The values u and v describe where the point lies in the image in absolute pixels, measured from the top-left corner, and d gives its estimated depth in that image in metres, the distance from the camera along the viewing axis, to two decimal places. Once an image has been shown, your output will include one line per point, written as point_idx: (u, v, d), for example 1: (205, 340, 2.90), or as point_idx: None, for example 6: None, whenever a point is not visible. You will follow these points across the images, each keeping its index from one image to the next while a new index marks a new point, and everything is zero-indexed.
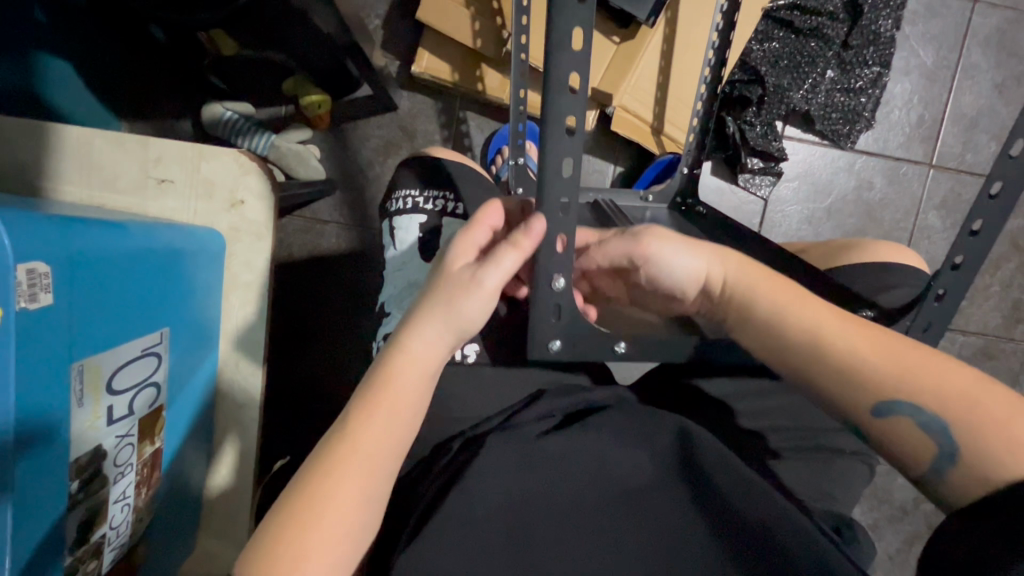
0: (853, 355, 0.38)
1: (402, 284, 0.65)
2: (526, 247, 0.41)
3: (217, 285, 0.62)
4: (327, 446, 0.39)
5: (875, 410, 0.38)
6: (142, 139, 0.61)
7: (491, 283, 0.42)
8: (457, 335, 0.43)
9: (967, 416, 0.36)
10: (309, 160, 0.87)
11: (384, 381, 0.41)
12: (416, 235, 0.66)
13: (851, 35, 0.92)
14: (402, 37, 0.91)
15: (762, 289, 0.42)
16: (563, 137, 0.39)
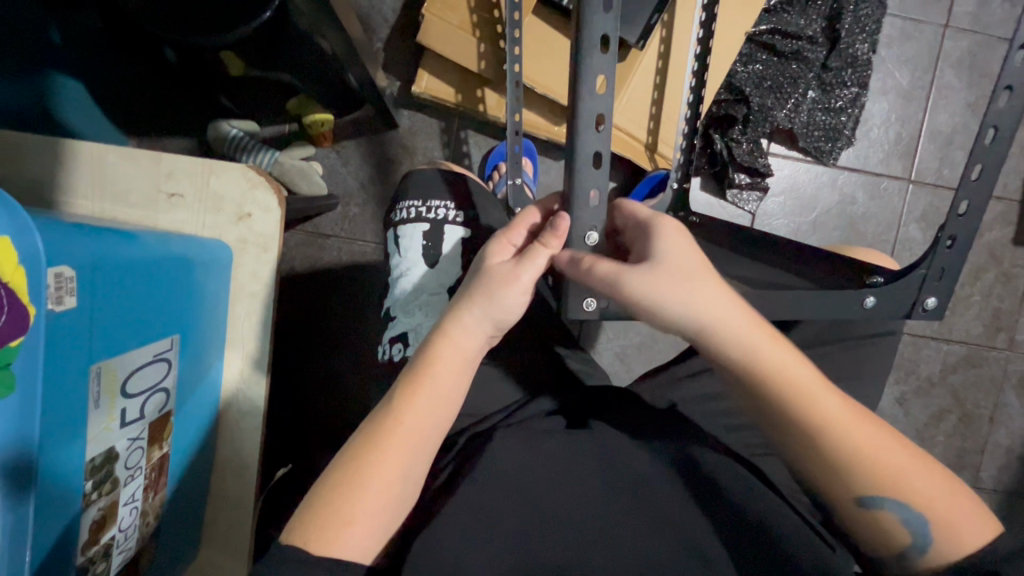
0: (861, 458, 0.41)
1: (407, 290, 0.68)
2: (555, 246, 0.48)
3: (225, 294, 0.64)
4: (373, 424, 0.44)
5: (859, 501, 0.41)
6: (154, 155, 0.64)
7: (524, 278, 0.47)
8: (494, 326, 0.47)
9: (939, 509, 0.40)
10: (312, 176, 0.90)
11: (426, 368, 0.45)
12: (419, 244, 0.68)
13: (830, 58, 0.97)
14: (403, 58, 0.95)
15: (777, 366, 0.43)
16: (591, 129, 0.47)
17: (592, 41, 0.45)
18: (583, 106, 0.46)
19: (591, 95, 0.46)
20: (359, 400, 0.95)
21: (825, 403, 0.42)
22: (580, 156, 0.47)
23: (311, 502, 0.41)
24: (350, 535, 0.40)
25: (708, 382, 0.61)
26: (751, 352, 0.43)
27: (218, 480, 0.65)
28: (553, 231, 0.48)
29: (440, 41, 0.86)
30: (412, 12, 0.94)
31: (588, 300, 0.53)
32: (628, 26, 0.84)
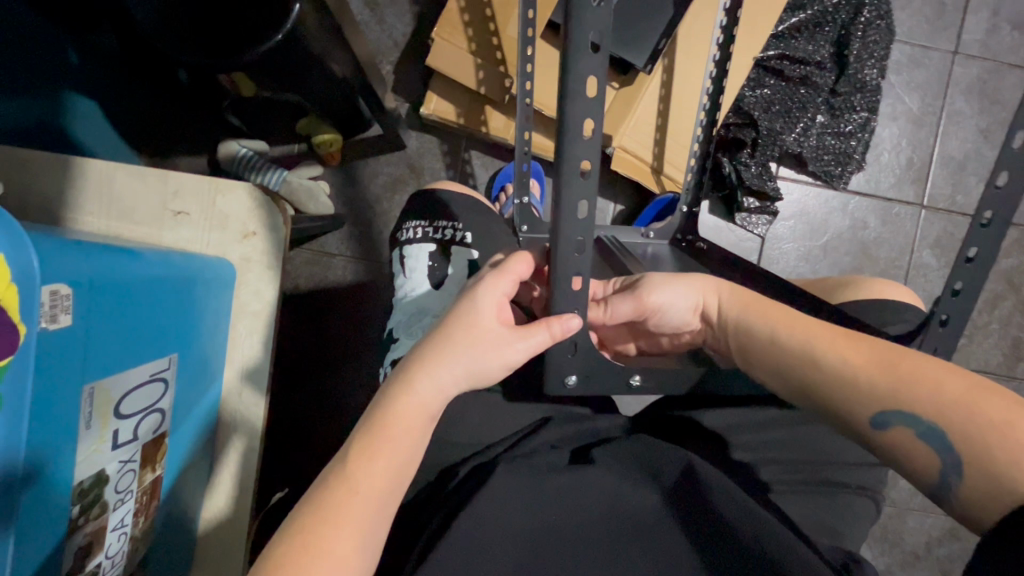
0: (843, 368, 0.40)
1: (411, 312, 0.67)
2: (557, 333, 0.45)
3: (227, 313, 0.64)
4: (325, 488, 0.39)
5: (873, 423, 0.39)
6: (161, 173, 0.64)
7: (513, 354, 0.44)
8: (465, 384, 0.44)
9: (952, 411, 0.36)
10: (319, 196, 0.90)
11: (385, 426, 0.42)
12: (425, 264, 0.68)
13: (838, 83, 0.96)
14: (413, 80, 0.96)
15: (743, 308, 0.47)
16: (575, 219, 0.42)
17: (578, 127, 0.39)
18: (566, 194, 0.41)
19: (576, 179, 0.41)
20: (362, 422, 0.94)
21: (790, 329, 0.44)
22: (563, 243, 0.43)
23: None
24: None
25: (721, 413, 0.58)
26: (717, 304, 0.49)
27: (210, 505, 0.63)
28: (557, 318, 0.45)
29: (450, 63, 0.86)
30: (423, 34, 0.95)
31: (568, 376, 0.49)
32: (636, 50, 0.85)
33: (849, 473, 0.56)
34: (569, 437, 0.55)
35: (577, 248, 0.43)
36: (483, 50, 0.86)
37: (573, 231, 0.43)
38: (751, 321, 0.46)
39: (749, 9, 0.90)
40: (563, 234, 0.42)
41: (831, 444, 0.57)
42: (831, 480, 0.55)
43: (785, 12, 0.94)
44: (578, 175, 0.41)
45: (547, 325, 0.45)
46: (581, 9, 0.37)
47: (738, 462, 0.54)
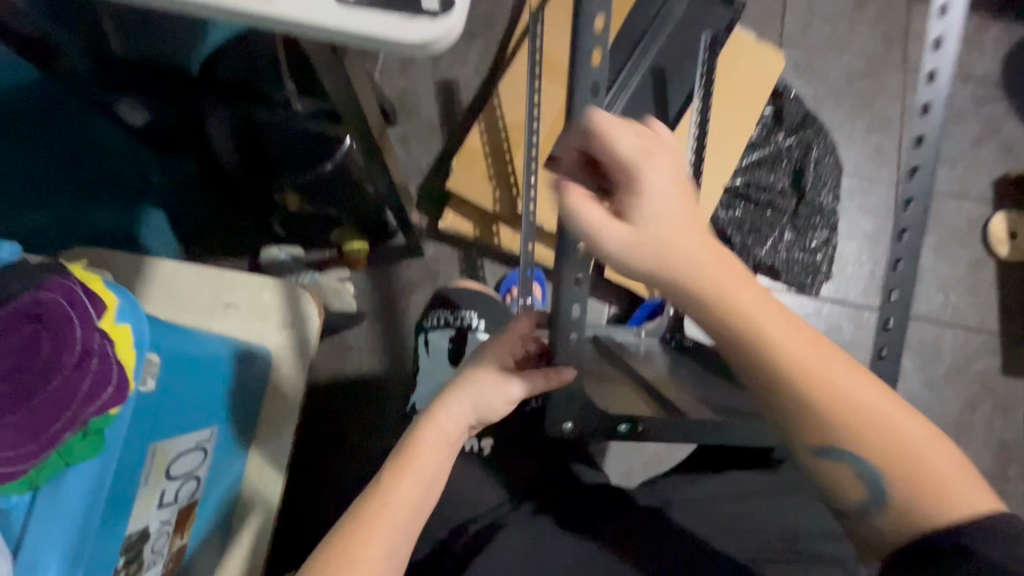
0: (817, 400, 0.39)
1: (433, 384, 0.78)
2: (553, 383, 0.51)
3: (259, 395, 0.71)
4: (365, 500, 0.48)
5: (817, 450, 0.40)
6: (219, 270, 0.75)
7: (513, 390, 0.53)
8: (475, 415, 0.54)
9: (903, 459, 0.38)
10: (343, 294, 1.02)
11: (411, 450, 0.51)
12: (446, 346, 0.78)
13: (799, 206, 1.12)
14: (433, 199, 1.12)
15: (724, 292, 0.38)
16: (572, 287, 0.47)
17: None
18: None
19: None
20: None
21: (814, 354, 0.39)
22: (563, 309, 0.48)
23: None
24: None
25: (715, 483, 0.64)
26: (690, 269, 0.38)
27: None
28: (556, 370, 0.52)
29: (467, 187, 1.03)
30: (443, 163, 1.13)
31: (567, 420, 0.56)
32: None
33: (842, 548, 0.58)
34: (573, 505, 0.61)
35: (575, 312, 0.49)
36: (498, 176, 1.03)
37: (571, 299, 0.48)
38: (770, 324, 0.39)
39: (715, 148, 1.08)
40: (563, 303, 0.48)
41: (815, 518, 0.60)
42: None
43: (747, 150, 1.12)
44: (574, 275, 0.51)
45: (545, 374, 0.52)
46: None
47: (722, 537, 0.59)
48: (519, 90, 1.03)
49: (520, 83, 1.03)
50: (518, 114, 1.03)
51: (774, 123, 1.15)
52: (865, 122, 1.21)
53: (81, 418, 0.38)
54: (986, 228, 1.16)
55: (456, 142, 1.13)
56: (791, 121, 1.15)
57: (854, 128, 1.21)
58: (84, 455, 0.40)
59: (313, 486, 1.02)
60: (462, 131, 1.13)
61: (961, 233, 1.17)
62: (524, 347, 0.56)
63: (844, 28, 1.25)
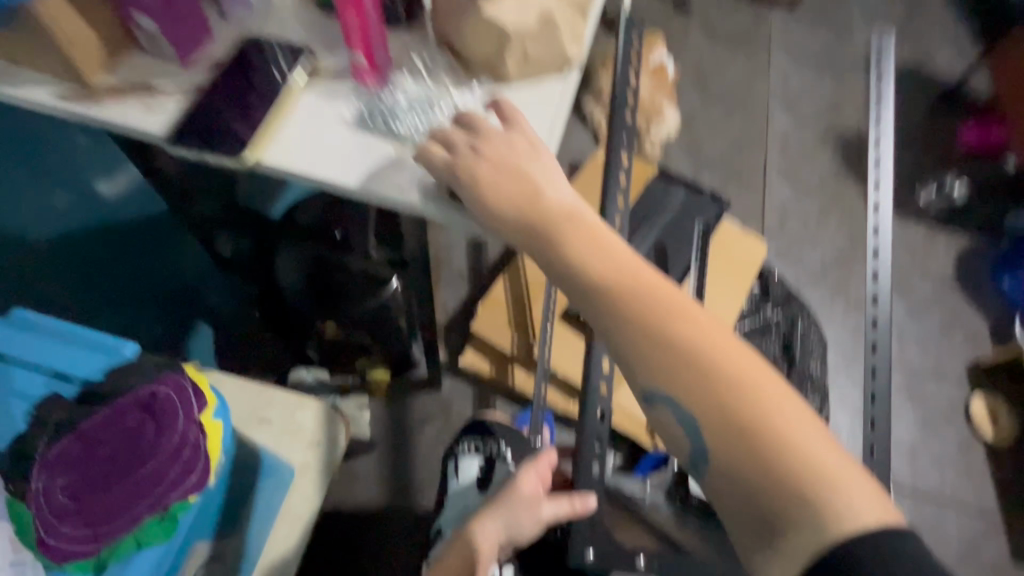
0: (659, 350, 0.41)
1: (457, 510, 0.78)
2: (577, 508, 0.56)
3: (275, 514, 0.73)
4: None
5: (644, 394, 0.42)
6: (261, 387, 0.81)
7: (546, 514, 0.56)
8: (506, 536, 0.58)
9: (759, 421, 0.38)
10: (359, 420, 1.08)
11: None
12: (475, 473, 0.80)
13: (790, 374, 1.21)
14: (455, 338, 1.23)
15: (585, 261, 0.45)
16: (595, 421, 0.57)
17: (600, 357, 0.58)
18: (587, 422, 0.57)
19: (595, 399, 0.58)
20: None
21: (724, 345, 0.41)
22: (586, 440, 0.57)
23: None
24: None
25: None
26: (560, 241, 0.46)
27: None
28: (579, 498, 0.57)
29: (490, 331, 1.14)
30: (469, 306, 1.26)
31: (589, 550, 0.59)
32: None
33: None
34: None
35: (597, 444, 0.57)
36: (518, 323, 1.14)
37: (592, 432, 0.57)
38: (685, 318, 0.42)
39: None
40: (588, 429, 0.57)
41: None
42: None
43: (739, 320, 1.26)
44: (595, 418, 0.58)
45: (570, 499, 0.57)
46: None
47: None
48: None
49: None
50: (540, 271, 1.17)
51: (762, 298, 1.31)
52: (842, 303, 1.38)
53: (164, 501, 0.49)
54: (968, 409, 1.24)
55: (482, 289, 1.28)
56: (777, 297, 1.31)
57: (832, 309, 1.37)
58: (154, 535, 0.51)
59: None
60: (487, 280, 1.28)
61: (944, 412, 1.25)
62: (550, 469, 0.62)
63: (815, 226, 1.48)
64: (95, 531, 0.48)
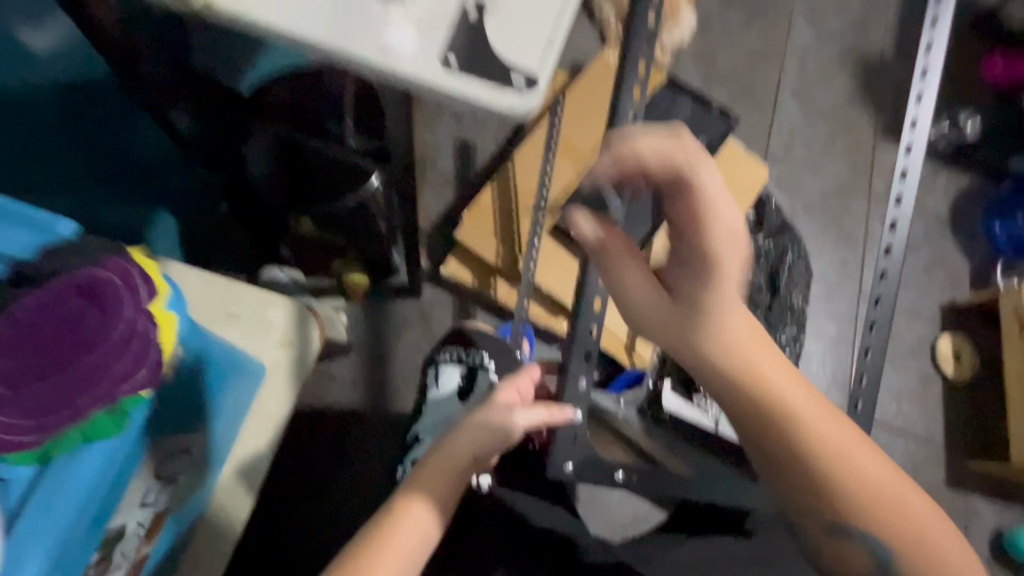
0: (798, 404, 0.47)
1: (438, 418, 0.78)
2: (556, 415, 0.54)
3: (242, 411, 0.70)
4: (364, 536, 0.50)
5: (769, 429, 0.47)
6: (232, 283, 0.76)
7: (522, 422, 0.53)
8: (478, 452, 0.54)
9: (852, 459, 0.47)
10: (336, 324, 1.00)
11: (412, 482, 0.54)
12: (457, 382, 0.79)
13: (773, 303, 1.21)
14: (438, 245, 1.17)
15: (748, 319, 0.46)
16: (586, 335, 0.58)
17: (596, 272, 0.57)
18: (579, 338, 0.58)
19: (588, 315, 0.57)
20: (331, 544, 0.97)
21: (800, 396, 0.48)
22: (575, 354, 0.58)
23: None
24: None
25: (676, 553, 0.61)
26: (730, 296, 0.46)
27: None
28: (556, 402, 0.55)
29: (475, 240, 1.09)
30: (453, 214, 1.19)
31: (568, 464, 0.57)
32: None
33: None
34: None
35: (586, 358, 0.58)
36: (505, 234, 1.09)
37: (581, 346, 0.58)
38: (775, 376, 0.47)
39: None
40: (578, 342, 0.58)
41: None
42: None
43: None
44: (588, 336, 0.58)
45: (548, 407, 0.55)
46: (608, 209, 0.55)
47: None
48: (534, 160, 1.12)
49: (537, 154, 1.13)
50: (531, 181, 1.11)
51: (755, 225, 1.27)
52: (833, 236, 1.35)
53: (113, 394, 0.46)
54: (935, 347, 1.27)
55: (468, 196, 1.21)
56: (770, 225, 1.28)
57: (823, 241, 1.35)
58: (108, 430, 0.47)
59: (275, 519, 1.00)
60: (474, 187, 1.21)
61: (912, 348, 1.28)
62: (531, 385, 0.59)
63: (820, 153, 1.41)
64: (41, 423, 0.43)
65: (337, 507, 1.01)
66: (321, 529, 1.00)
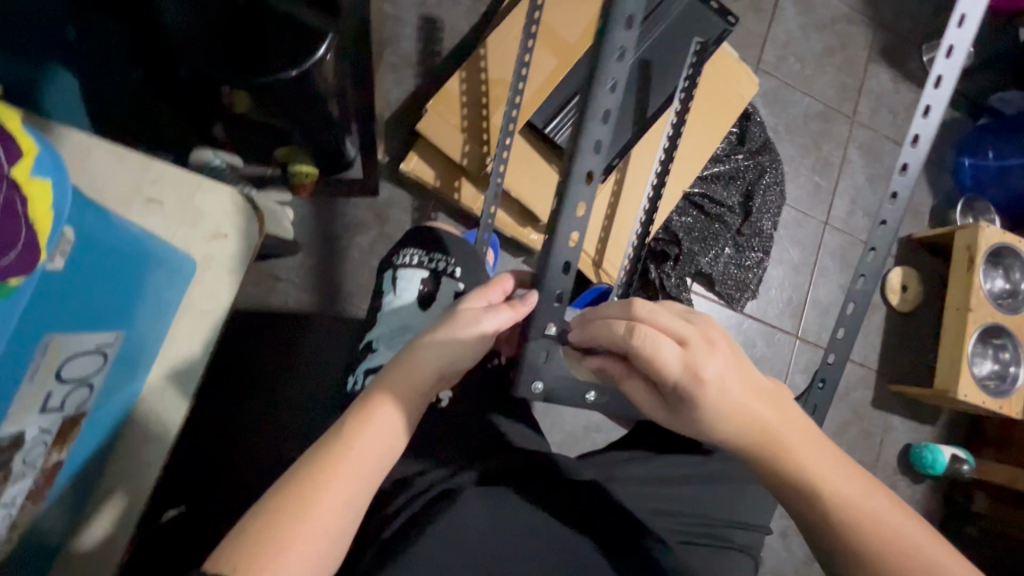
0: (799, 466, 0.41)
1: (396, 325, 0.72)
2: (522, 310, 0.49)
3: (172, 305, 0.62)
4: (322, 447, 0.43)
5: (771, 485, 0.43)
6: (146, 160, 0.64)
7: (487, 326, 0.48)
8: (449, 362, 0.48)
9: (883, 520, 0.40)
10: (281, 220, 0.90)
11: (379, 388, 0.46)
12: (417, 287, 0.73)
13: (742, 226, 1.19)
14: (397, 139, 1.05)
15: (726, 384, 0.41)
16: (566, 245, 0.51)
17: (583, 171, 0.49)
18: (554, 252, 0.51)
19: (571, 219, 0.50)
20: (277, 448, 0.93)
21: (779, 418, 0.42)
22: (552, 260, 0.51)
23: (246, 525, 0.39)
24: (287, 556, 0.38)
25: (633, 467, 0.60)
26: (703, 369, 0.41)
27: (114, 485, 0.59)
28: (519, 300, 0.50)
29: (437, 134, 0.97)
30: (415, 104, 1.06)
31: (535, 383, 0.51)
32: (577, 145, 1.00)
33: (740, 533, 0.59)
34: (517, 468, 0.56)
35: (565, 269, 0.52)
36: (472, 129, 0.98)
37: (563, 254, 0.51)
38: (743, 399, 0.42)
39: (686, 151, 1.10)
40: (555, 253, 0.51)
41: (734, 506, 0.60)
42: (733, 540, 0.58)
43: (709, 162, 1.17)
44: (567, 243, 0.52)
45: (511, 305, 0.49)
46: (595, 104, 0.47)
47: (669, 513, 0.57)
48: (511, 45, 0.98)
49: (514, 38, 0.99)
50: (505, 70, 0.98)
51: (736, 143, 1.21)
52: (811, 161, 1.31)
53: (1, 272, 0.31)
54: (886, 278, 1.30)
55: (433, 84, 1.07)
56: (752, 144, 1.22)
57: (801, 165, 1.31)
58: None
59: (202, 424, 0.92)
60: (440, 74, 1.07)
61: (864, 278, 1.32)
62: (503, 295, 0.53)
63: (812, 70, 1.33)
64: None
65: (275, 412, 0.95)
66: (256, 434, 0.93)
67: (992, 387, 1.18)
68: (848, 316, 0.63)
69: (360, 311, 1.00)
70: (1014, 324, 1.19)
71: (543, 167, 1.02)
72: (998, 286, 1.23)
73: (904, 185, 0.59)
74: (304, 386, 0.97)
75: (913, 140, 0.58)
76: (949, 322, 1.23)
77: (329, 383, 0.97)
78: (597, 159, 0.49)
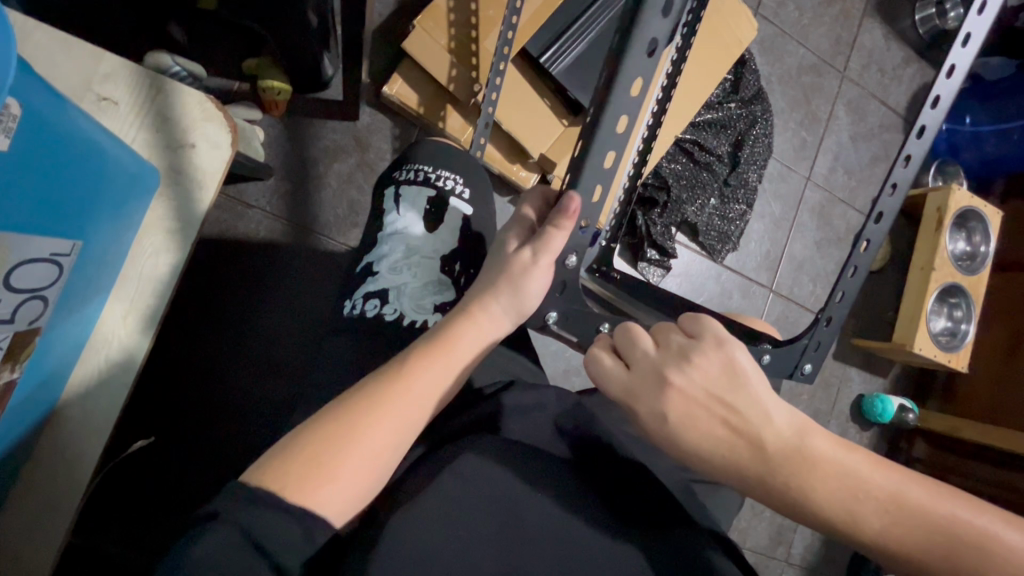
0: (807, 490, 0.38)
1: (399, 249, 0.68)
2: (566, 225, 0.50)
3: (136, 221, 0.56)
4: (382, 377, 0.46)
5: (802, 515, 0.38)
6: (96, 50, 0.55)
7: (542, 262, 0.52)
8: (514, 314, 0.53)
9: (909, 499, 0.37)
10: (252, 141, 0.83)
11: (446, 336, 0.50)
12: (421, 206, 0.70)
13: (729, 176, 1.18)
14: (380, 60, 0.96)
15: (703, 399, 0.40)
16: (598, 167, 0.50)
17: (629, 82, 0.48)
18: (580, 175, 0.50)
19: (609, 131, 0.49)
20: (250, 379, 0.89)
21: (788, 429, 0.39)
22: (585, 179, 0.50)
23: (294, 444, 0.41)
24: (348, 465, 0.41)
25: None
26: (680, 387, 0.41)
27: (73, 417, 0.55)
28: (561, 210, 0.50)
29: (423, 55, 0.89)
30: (400, 22, 0.97)
31: (550, 314, 0.55)
32: (574, 80, 0.94)
33: None
34: (523, 410, 0.56)
35: (596, 195, 0.51)
36: (460, 53, 0.91)
37: (596, 178, 0.51)
38: (746, 422, 0.40)
39: (684, 92, 1.05)
40: (589, 172, 0.50)
41: None
42: None
43: (703, 108, 1.14)
44: (603, 163, 0.50)
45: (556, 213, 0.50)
46: (644, 26, 0.46)
47: None
48: None
49: None
50: None
51: (731, 90, 1.18)
52: (799, 115, 1.30)
53: None
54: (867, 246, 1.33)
55: (420, 2, 0.98)
56: (746, 92, 1.19)
57: (790, 118, 1.29)
58: None
59: (162, 353, 0.86)
60: None
61: (839, 235, 1.35)
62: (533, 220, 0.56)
63: (809, 19, 1.30)
64: None
65: (245, 345, 0.89)
66: (226, 366, 0.88)
67: (944, 342, 1.26)
68: (861, 255, 0.65)
69: (339, 243, 0.94)
70: (971, 284, 1.26)
71: (534, 100, 0.96)
72: (960, 248, 1.29)
73: (931, 121, 0.60)
74: (276, 318, 0.91)
75: (948, 76, 0.59)
76: (913, 281, 1.27)
77: (303, 315, 0.92)
78: (637, 86, 0.48)
